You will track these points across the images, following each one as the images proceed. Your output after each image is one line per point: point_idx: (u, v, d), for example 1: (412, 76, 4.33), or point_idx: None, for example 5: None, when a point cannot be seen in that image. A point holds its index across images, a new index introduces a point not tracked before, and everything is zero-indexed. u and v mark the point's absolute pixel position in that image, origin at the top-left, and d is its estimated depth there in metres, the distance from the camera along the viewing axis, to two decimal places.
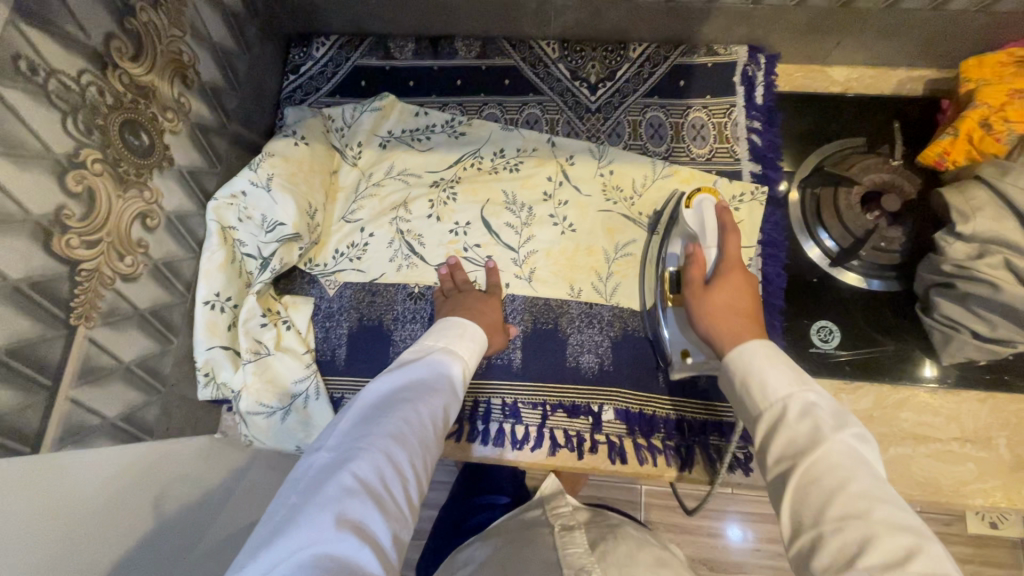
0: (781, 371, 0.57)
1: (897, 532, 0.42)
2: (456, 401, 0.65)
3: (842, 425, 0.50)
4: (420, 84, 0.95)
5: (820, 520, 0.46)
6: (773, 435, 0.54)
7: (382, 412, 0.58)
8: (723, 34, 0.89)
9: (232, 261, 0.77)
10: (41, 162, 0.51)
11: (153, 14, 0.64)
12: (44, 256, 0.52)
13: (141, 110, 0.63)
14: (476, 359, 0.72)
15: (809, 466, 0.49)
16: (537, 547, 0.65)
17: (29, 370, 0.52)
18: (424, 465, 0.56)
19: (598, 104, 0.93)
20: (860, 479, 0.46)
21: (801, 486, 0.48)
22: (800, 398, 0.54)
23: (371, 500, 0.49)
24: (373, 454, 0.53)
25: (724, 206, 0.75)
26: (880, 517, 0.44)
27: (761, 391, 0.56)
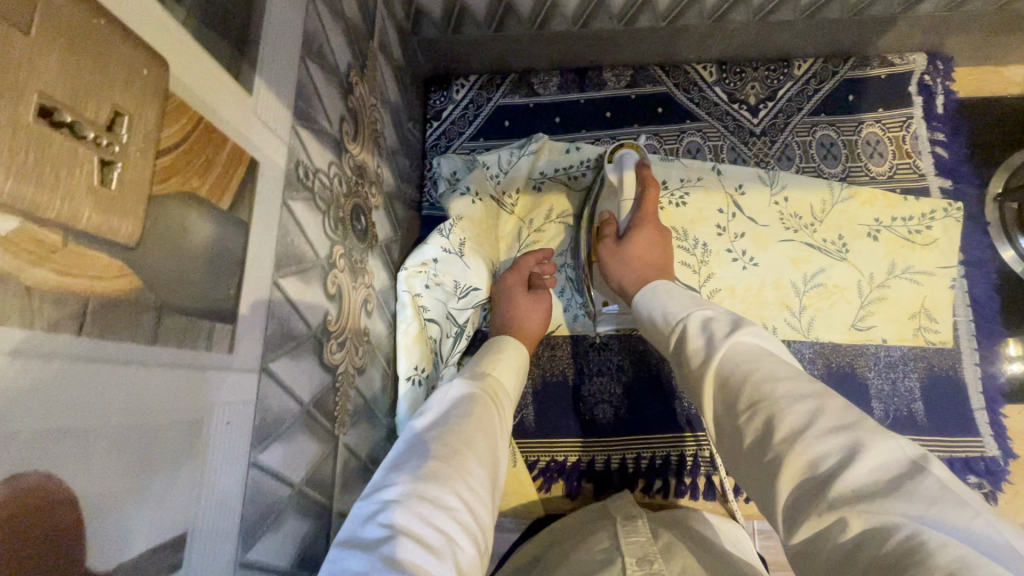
0: (680, 298, 0.54)
1: (798, 399, 0.37)
2: (501, 425, 0.55)
3: (738, 326, 0.45)
4: (567, 119, 0.91)
5: (736, 409, 0.40)
6: (682, 357, 0.48)
7: (411, 446, 0.48)
8: (899, 43, 0.83)
9: (423, 330, 0.73)
10: (315, 271, 0.48)
11: (361, 85, 0.60)
12: (321, 370, 0.49)
13: (360, 191, 0.59)
14: (508, 383, 0.60)
15: (722, 361, 0.43)
16: (594, 539, 0.59)
17: (318, 496, 0.48)
18: (475, 494, 0.45)
19: (762, 127, 0.88)
20: (766, 362, 0.41)
21: (718, 388, 0.42)
22: (699, 312, 0.50)
23: (413, 538, 0.38)
24: (405, 486, 0.42)
25: (645, 161, 0.76)
26: (784, 388, 0.38)
27: (665, 316, 0.53)
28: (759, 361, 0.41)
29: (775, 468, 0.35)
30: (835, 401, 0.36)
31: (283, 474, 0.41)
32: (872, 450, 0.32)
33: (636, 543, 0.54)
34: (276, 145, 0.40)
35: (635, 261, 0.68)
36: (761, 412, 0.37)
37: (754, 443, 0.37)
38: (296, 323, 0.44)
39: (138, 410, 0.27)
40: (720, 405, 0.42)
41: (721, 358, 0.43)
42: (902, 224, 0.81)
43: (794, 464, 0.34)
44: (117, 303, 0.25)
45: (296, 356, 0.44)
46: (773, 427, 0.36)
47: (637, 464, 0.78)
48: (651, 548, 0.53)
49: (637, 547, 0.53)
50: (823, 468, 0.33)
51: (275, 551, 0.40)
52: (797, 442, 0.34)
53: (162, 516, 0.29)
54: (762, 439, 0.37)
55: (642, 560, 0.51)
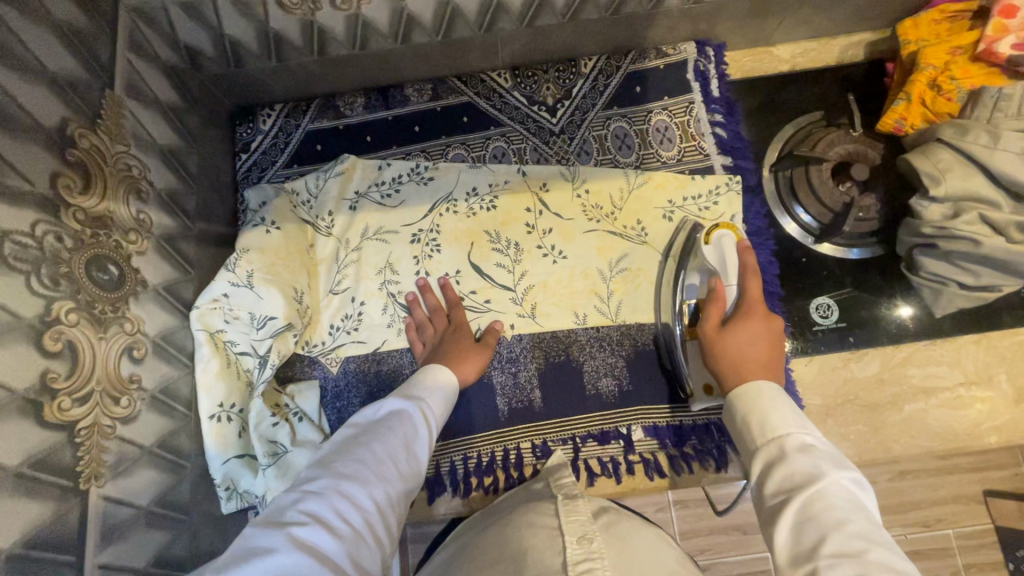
0: (785, 413, 0.55)
1: (888, 572, 0.40)
2: (424, 441, 0.65)
3: (841, 468, 0.48)
4: (378, 137, 0.93)
5: (815, 553, 0.43)
6: (762, 484, 0.52)
7: (340, 455, 0.58)
8: (669, 35, 0.89)
9: (229, 364, 0.74)
10: (14, 333, 0.48)
11: (94, 137, 0.60)
12: (39, 430, 0.49)
13: (104, 242, 0.59)
14: (440, 404, 0.71)
15: (807, 499, 0.46)
16: (537, 515, 0.62)
17: (50, 553, 0.49)
18: (387, 497, 0.55)
19: (561, 125, 0.92)
20: (858, 522, 0.44)
21: (800, 526, 0.46)
22: (798, 437, 0.52)
23: (323, 525, 0.48)
24: (329, 484, 0.53)
25: (745, 246, 0.77)
26: (877, 555, 0.41)
27: (762, 426, 0.55)
28: (856, 514, 0.45)
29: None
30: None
31: None
32: None
33: (576, 522, 0.58)
34: None
35: (727, 342, 0.70)
36: (849, 568, 0.41)
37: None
38: None
39: None
40: (796, 541, 0.45)
41: (811, 493, 0.47)
42: (692, 203, 0.87)
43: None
44: None
45: None
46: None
47: (466, 465, 0.82)
48: (591, 526, 0.58)
49: (577, 526, 0.58)
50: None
51: None
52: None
53: None
54: None
55: (583, 537, 0.55)
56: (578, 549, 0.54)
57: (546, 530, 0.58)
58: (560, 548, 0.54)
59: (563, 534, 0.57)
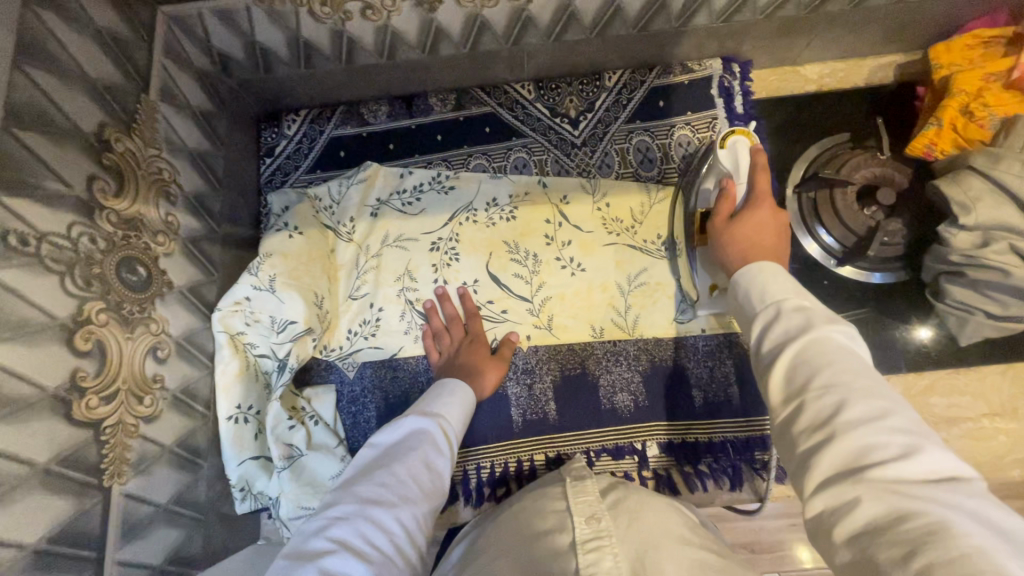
0: (779, 282, 0.53)
1: (873, 397, 0.41)
2: (447, 454, 0.65)
3: (832, 322, 0.47)
4: (401, 145, 0.93)
5: (804, 389, 0.43)
6: (758, 345, 0.50)
7: (361, 477, 0.59)
8: (695, 51, 0.89)
9: (247, 367, 0.75)
10: (48, 333, 0.49)
11: (129, 140, 0.61)
12: (68, 428, 0.50)
13: (134, 243, 0.60)
14: (459, 414, 0.71)
15: (799, 349, 0.45)
16: (548, 499, 0.62)
17: (72, 550, 0.49)
18: (413, 517, 0.57)
19: (583, 138, 0.92)
20: (845, 359, 0.44)
21: (790, 370, 0.45)
22: (797, 299, 0.50)
23: (351, 555, 0.50)
24: (353, 511, 0.54)
25: (758, 146, 0.73)
26: (862, 384, 0.42)
27: (760, 295, 0.53)
28: (844, 354, 0.44)
29: (826, 442, 0.40)
30: (908, 409, 0.40)
31: None
32: (927, 458, 0.37)
33: (584, 502, 0.58)
34: None
35: (731, 231, 0.67)
36: (835, 394, 0.41)
37: (812, 417, 0.42)
38: (15, 388, 0.45)
39: None
40: (786, 377, 0.45)
41: (804, 342, 0.45)
42: None
43: (848, 441, 0.39)
44: None
45: (17, 419, 0.45)
46: (842, 409, 0.40)
47: (480, 475, 0.82)
48: (600, 505, 0.57)
49: (586, 506, 0.57)
50: (873, 455, 0.38)
51: None
52: (856, 425, 0.39)
53: None
54: (825, 417, 0.41)
55: (591, 517, 0.55)
56: (587, 529, 0.53)
57: (556, 513, 0.58)
58: (569, 528, 0.54)
59: (571, 516, 0.56)
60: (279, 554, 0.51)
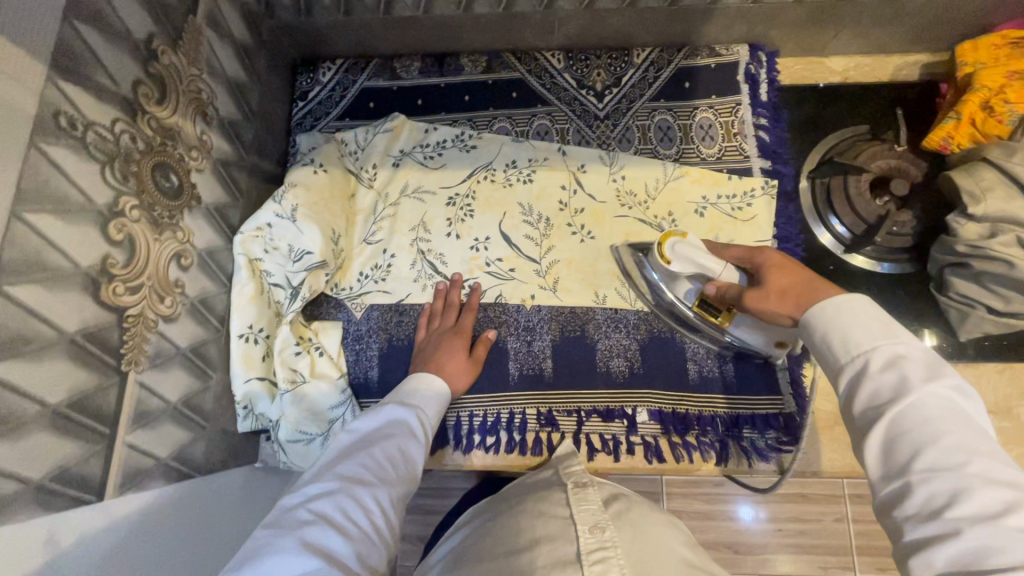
0: (865, 326, 0.52)
1: (991, 484, 0.41)
2: (424, 440, 0.68)
3: (936, 376, 0.47)
4: (428, 102, 0.96)
5: (907, 470, 0.44)
6: (850, 394, 0.50)
7: (343, 458, 0.62)
8: (723, 34, 0.91)
9: (262, 292, 0.78)
10: (86, 214, 0.52)
11: (174, 56, 0.64)
12: (95, 307, 0.53)
13: (169, 152, 0.63)
14: (438, 403, 0.74)
15: (897, 417, 0.46)
16: (550, 503, 0.64)
17: (90, 421, 0.52)
18: (390, 496, 0.60)
19: (606, 111, 0.94)
20: (956, 436, 0.43)
21: (891, 442, 0.46)
22: (888, 348, 0.50)
23: (331, 528, 0.53)
24: (332, 488, 0.57)
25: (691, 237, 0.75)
26: (975, 468, 0.42)
27: (844, 343, 0.52)
28: (957, 432, 0.44)
29: (940, 538, 0.40)
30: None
31: (28, 392, 0.46)
32: None
33: (587, 511, 0.61)
34: (21, 92, 0.45)
35: (766, 293, 0.64)
36: (944, 483, 0.42)
37: (920, 508, 0.42)
38: (54, 257, 0.48)
39: None
40: (889, 459, 0.45)
41: (902, 410, 0.46)
42: (724, 201, 0.89)
43: (961, 541, 0.39)
44: None
45: (54, 287, 0.48)
46: (955, 502, 0.40)
47: (471, 422, 0.83)
48: (602, 515, 0.60)
49: (589, 515, 0.60)
50: (991, 559, 0.37)
51: (16, 458, 0.45)
52: (977, 523, 0.39)
53: None
54: (933, 506, 0.41)
55: (595, 526, 0.58)
56: (592, 538, 0.56)
57: (558, 520, 0.60)
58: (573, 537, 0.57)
59: (575, 523, 0.59)
60: (261, 524, 0.54)
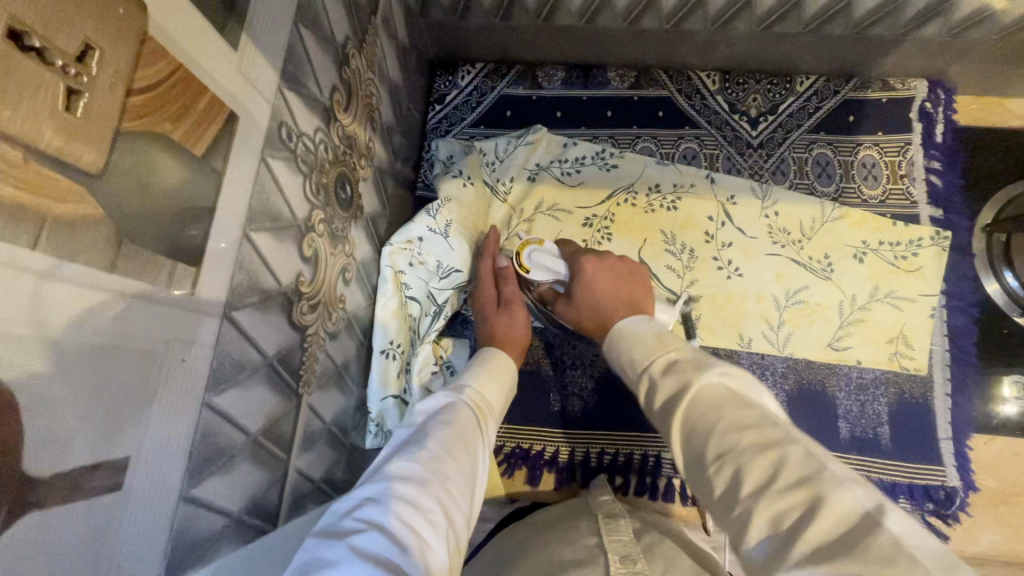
0: (644, 338, 0.57)
1: (764, 450, 0.39)
2: (484, 438, 0.58)
3: (703, 367, 0.48)
4: (568, 115, 0.92)
5: (706, 463, 0.42)
6: (649, 401, 0.52)
7: (394, 457, 0.51)
8: (902, 67, 0.84)
9: (402, 306, 0.75)
10: (290, 231, 0.49)
11: (359, 58, 0.61)
12: (288, 328, 0.50)
13: (348, 161, 0.60)
14: (496, 394, 0.63)
15: (689, 410, 0.46)
16: (579, 532, 0.58)
17: (274, 449, 0.50)
18: (454, 497, 0.48)
19: (760, 139, 0.88)
20: (731, 410, 0.43)
21: (687, 435, 0.45)
22: (665, 355, 0.53)
23: (386, 534, 0.41)
24: (386, 487, 0.46)
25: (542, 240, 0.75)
26: (749, 439, 0.41)
27: (632, 360, 0.56)
28: (724, 408, 0.44)
29: (743, 522, 0.37)
30: (796, 450, 0.39)
31: (237, 419, 0.43)
32: (835, 503, 0.35)
33: (618, 542, 0.54)
34: (259, 102, 0.42)
35: (582, 306, 0.69)
36: (729, 464, 0.40)
37: (721, 497, 0.40)
38: (265, 278, 0.45)
39: (85, 329, 0.28)
40: (692, 457, 0.44)
41: (692, 405, 0.46)
42: (888, 249, 0.82)
43: (755, 519, 0.36)
44: (75, 224, 0.27)
45: (263, 310, 0.45)
46: (739, 481, 0.39)
47: (601, 460, 0.79)
48: (634, 548, 0.53)
49: (621, 546, 0.53)
50: (786, 523, 0.35)
51: (222, 491, 0.42)
52: (762, 497, 0.37)
53: (103, 435, 0.30)
54: (728, 492, 0.39)
55: (627, 557, 0.51)
56: (622, 569, 0.49)
57: (588, 547, 0.54)
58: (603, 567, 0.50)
59: (604, 554, 0.52)
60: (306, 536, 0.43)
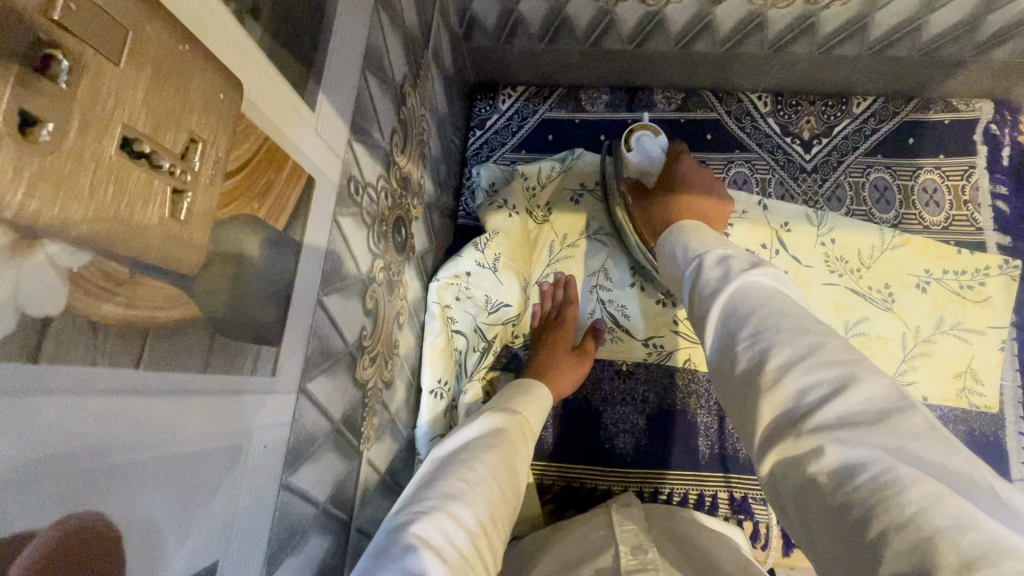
0: (704, 239, 0.51)
1: (800, 334, 0.36)
2: (526, 459, 0.54)
3: (756, 265, 0.44)
4: (612, 138, 0.88)
5: (738, 341, 0.39)
6: (696, 298, 0.46)
7: (440, 472, 0.47)
8: (966, 88, 0.81)
9: (449, 342, 0.72)
10: (357, 287, 0.46)
11: (414, 95, 0.59)
12: (353, 387, 0.48)
13: (404, 203, 0.58)
14: (535, 415, 0.60)
15: (736, 292, 0.42)
16: (594, 528, 0.57)
17: (340, 513, 0.48)
18: (495, 520, 0.45)
19: (814, 163, 0.85)
20: (778, 302, 0.39)
21: (724, 318, 0.41)
22: (720, 250, 0.48)
23: (436, 552, 0.38)
24: (435, 504, 0.42)
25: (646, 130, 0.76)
26: (790, 324, 0.37)
27: (686, 256, 0.51)
28: (770, 298, 0.40)
29: (766, 395, 0.35)
30: (838, 341, 0.36)
31: (310, 493, 0.41)
32: (865, 385, 0.32)
33: (630, 532, 0.53)
34: (332, 160, 0.40)
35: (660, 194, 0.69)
36: (760, 343, 0.37)
37: (745, 376, 0.37)
38: (335, 341, 0.43)
39: (179, 438, 0.26)
40: (720, 339, 0.41)
41: (733, 293, 0.42)
42: (953, 278, 0.77)
43: (782, 390, 0.34)
44: (174, 331, 0.25)
45: (332, 374, 0.43)
46: (769, 357, 0.36)
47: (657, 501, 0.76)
48: (646, 537, 0.52)
49: (631, 536, 0.52)
50: (807, 398, 0.32)
51: (296, 570, 0.40)
52: (789, 372, 0.34)
53: (195, 543, 0.28)
54: (755, 368, 0.36)
55: (636, 547, 0.50)
56: (633, 559, 0.48)
57: (602, 543, 0.53)
58: (612, 558, 0.50)
59: (615, 545, 0.52)
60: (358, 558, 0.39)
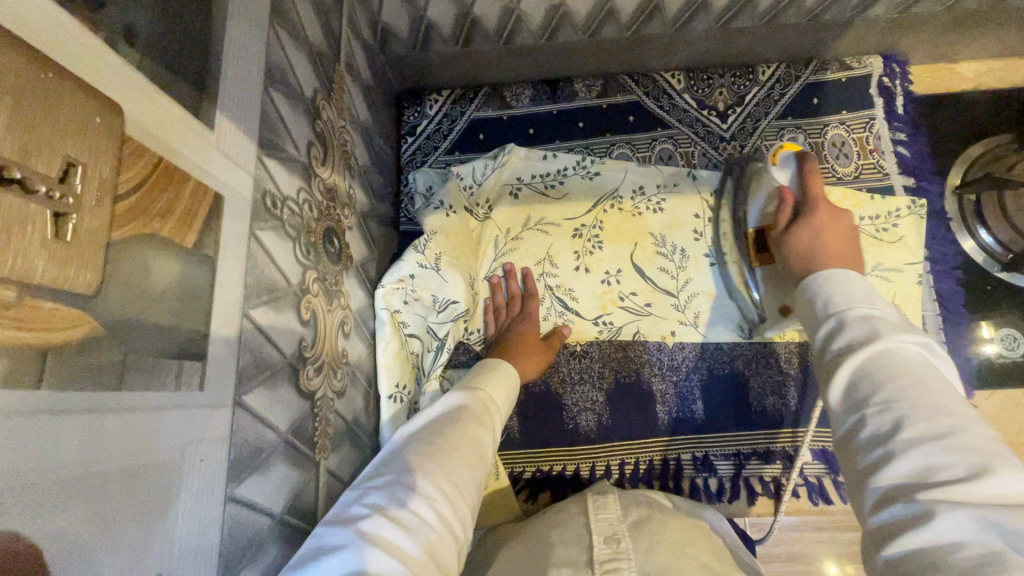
0: (855, 288, 0.48)
1: (942, 413, 0.36)
2: (492, 432, 0.54)
3: (906, 332, 0.43)
4: (540, 130, 0.91)
5: (866, 402, 0.39)
6: (823, 353, 0.46)
7: (405, 446, 0.49)
8: (856, 46, 0.87)
9: (402, 346, 0.73)
10: (288, 298, 0.47)
11: (329, 107, 0.60)
12: (298, 398, 0.49)
13: (333, 214, 0.59)
14: (504, 391, 0.60)
15: (883, 352, 0.41)
16: (571, 513, 0.57)
17: (301, 523, 0.48)
18: (463, 489, 0.45)
19: (731, 131, 0.89)
20: (921, 370, 0.39)
21: (853, 380, 0.41)
22: (866, 306, 0.46)
23: (389, 519, 0.39)
24: (395, 475, 0.44)
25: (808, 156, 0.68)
26: (933, 400, 0.37)
27: (826, 303, 0.48)
28: (917, 369, 0.39)
29: (882, 460, 0.36)
30: (980, 429, 0.36)
31: (261, 504, 0.41)
32: (1003, 476, 0.32)
33: (605, 522, 0.52)
34: (241, 177, 0.40)
35: (793, 248, 0.64)
36: (892, 411, 0.38)
37: (865, 441, 0.38)
38: (270, 352, 0.43)
39: (100, 455, 0.26)
40: (844, 394, 0.41)
41: (872, 353, 0.42)
42: (868, 223, 0.82)
43: (908, 463, 0.35)
44: (79, 350, 0.25)
45: (271, 386, 0.43)
46: (901, 430, 0.36)
47: (624, 471, 0.79)
48: (621, 525, 0.51)
49: (606, 525, 0.52)
50: (938, 475, 0.33)
51: None
52: (922, 445, 0.35)
53: (131, 558, 0.28)
54: (882, 434, 0.37)
55: (611, 537, 0.50)
56: (606, 549, 0.48)
57: (575, 529, 0.53)
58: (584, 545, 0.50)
59: (589, 535, 0.51)
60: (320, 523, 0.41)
